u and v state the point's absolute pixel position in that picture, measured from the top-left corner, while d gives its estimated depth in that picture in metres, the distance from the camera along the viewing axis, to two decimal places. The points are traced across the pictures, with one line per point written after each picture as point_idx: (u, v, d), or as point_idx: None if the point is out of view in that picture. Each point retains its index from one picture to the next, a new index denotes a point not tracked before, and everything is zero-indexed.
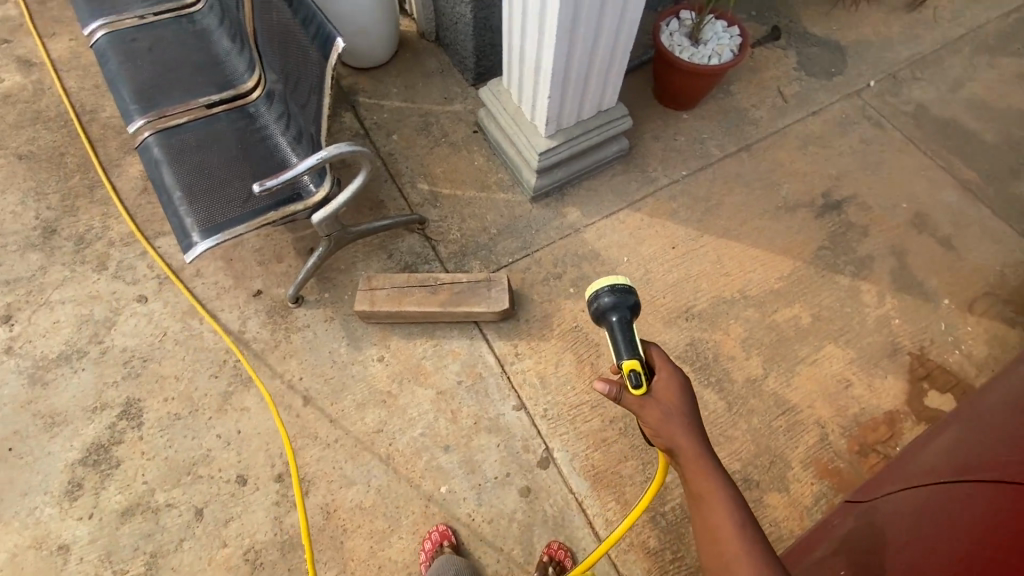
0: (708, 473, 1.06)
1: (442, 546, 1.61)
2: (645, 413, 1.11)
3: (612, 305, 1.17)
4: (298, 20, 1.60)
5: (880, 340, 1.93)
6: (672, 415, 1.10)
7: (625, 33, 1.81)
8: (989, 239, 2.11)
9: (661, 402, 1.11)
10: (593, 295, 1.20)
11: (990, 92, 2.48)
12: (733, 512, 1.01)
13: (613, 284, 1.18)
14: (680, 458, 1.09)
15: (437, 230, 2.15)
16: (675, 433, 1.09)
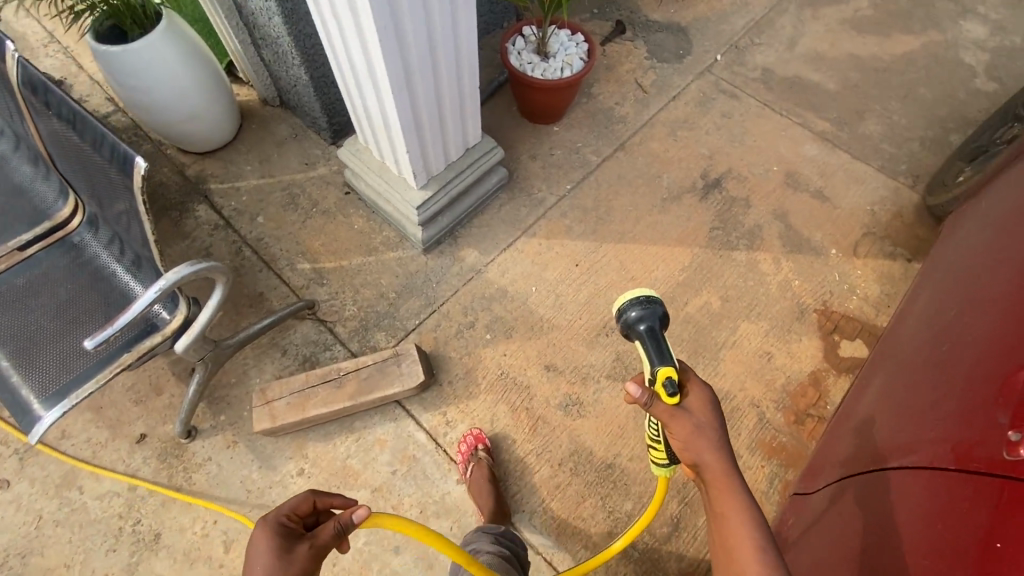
0: (733, 485, 1.03)
1: (478, 448, 1.69)
2: (674, 425, 1.07)
3: (642, 315, 1.11)
4: (88, 139, 1.34)
5: (788, 304, 2.00)
6: (703, 429, 1.06)
7: (466, 67, 1.71)
8: (853, 182, 2.28)
9: (693, 415, 1.07)
10: (623, 307, 1.14)
11: (823, 50, 2.67)
12: (754, 521, 0.99)
13: (643, 295, 1.13)
14: (705, 473, 1.05)
15: (330, 310, 1.96)
16: (700, 447, 1.06)
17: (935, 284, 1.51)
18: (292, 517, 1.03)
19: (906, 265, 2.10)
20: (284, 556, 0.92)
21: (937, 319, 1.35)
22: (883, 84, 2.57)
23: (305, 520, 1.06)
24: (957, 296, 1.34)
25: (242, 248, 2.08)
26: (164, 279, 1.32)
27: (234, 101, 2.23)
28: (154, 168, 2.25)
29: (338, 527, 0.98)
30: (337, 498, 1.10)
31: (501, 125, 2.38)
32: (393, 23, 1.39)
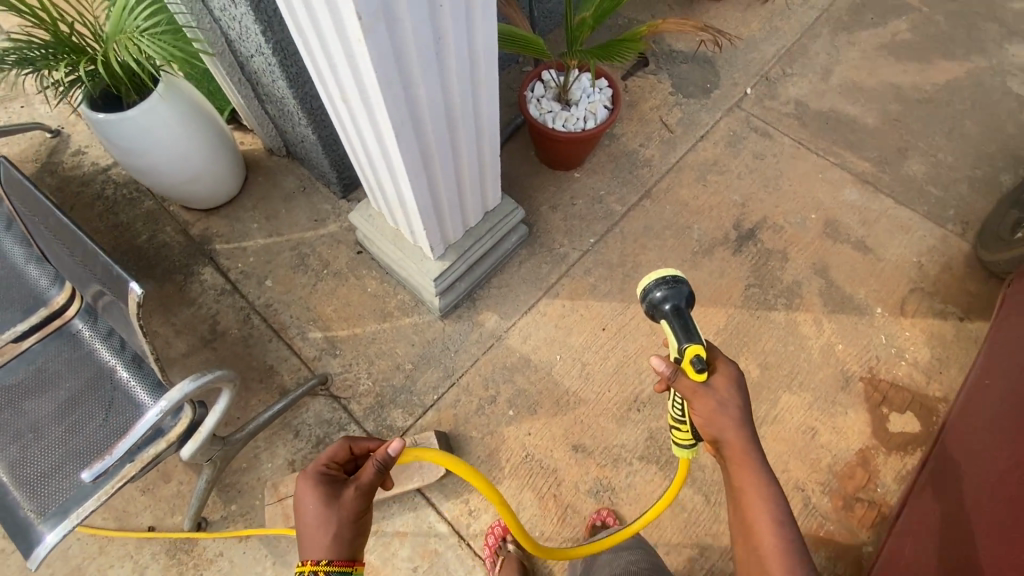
0: (752, 457, 1.10)
1: (505, 542, 1.60)
2: (697, 401, 1.13)
3: (668, 294, 1.18)
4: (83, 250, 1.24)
5: (831, 372, 1.88)
6: (725, 402, 1.12)
7: (489, 141, 1.55)
8: (898, 231, 2.13)
9: (718, 391, 1.13)
10: (650, 288, 1.21)
11: (860, 80, 2.50)
12: (768, 488, 1.07)
13: (671, 276, 1.19)
14: (726, 447, 1.12)
15: (343, 384, 1.86)
16: (721, 421, 1.12)
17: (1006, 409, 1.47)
18: (334, 467, 1.26)
19: (958, 325, 1.96)
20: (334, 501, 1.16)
21: (995, 457, 1.40)
22: (926, 117, 2.39)
23: (346, 465, 1.29)
24: (1015, 434, 1.38)
25: (250, 315, 1.98)
26: (162, 401, 1.21)
27: (238, 153, 2.11)
28: (158, 227, 2.15)
29: (376, 468, 1.18)
30: (368, 444, 1.31)
31: (520, 172, 2.24)
32: (411, 113, 1.23)
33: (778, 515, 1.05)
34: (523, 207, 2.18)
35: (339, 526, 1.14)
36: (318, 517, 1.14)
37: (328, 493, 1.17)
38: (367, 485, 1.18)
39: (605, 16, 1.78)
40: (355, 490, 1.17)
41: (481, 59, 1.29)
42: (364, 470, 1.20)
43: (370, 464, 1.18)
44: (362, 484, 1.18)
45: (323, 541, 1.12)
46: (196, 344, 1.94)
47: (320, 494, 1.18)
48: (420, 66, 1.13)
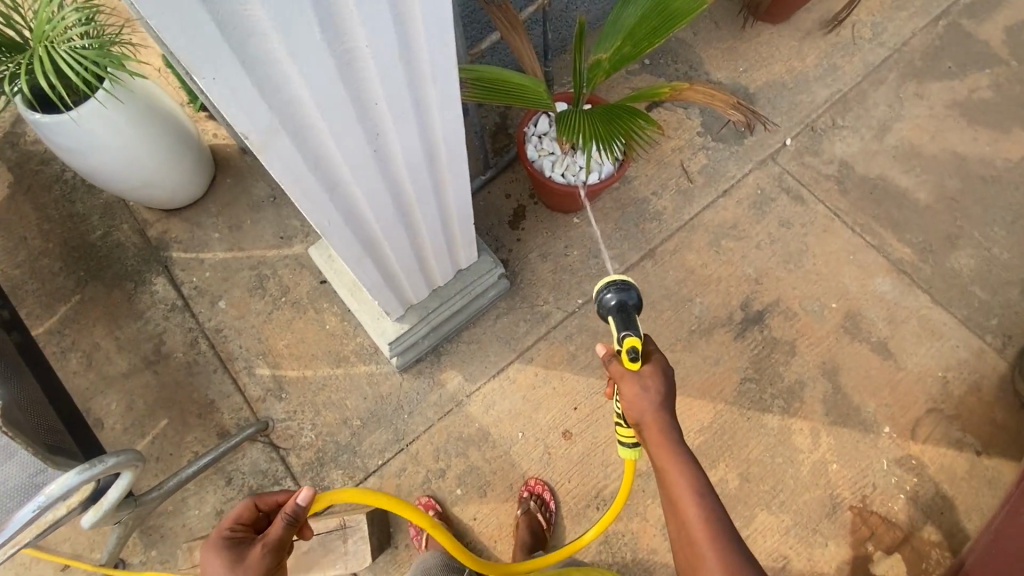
0: (674, 442, 0.93)
1: None
2: (623, 385, 0.98)
3: (620, 296, 1.04)
4: None
5: (818, 495, 1.71)
6: (651, 386, 0.97)
7: (461, 219, 1.31)
8: (926, 337, 1.88)
9: (642, 372, 0.98)
10: (598, 286, 1.08)
11: (921, 143, 2.14)
12: (692, 475, 0.91)
13: (618, 278, 1.06)
14: (646, 432, 0.96)
15: (285, 434, 1.74)
16: (640, 404, 0.97)
17: None
18: (239, 528, 1.00)
19: (972, 458, 1.74)
20: (239, 565, 0.91)
21: None
22: (987, 200, 2.06)
23: (255, 526, 1.04)
24: None
25: (198, 339, 1.84)
26: (39, 496, 1.12)
27: (203, 151, 1.90)
28: (114, 224, 1.98)
29: (286, 520, 0.93)
30: (278, 495, 1.07)
31: (512, 210, 2.01)
32: (346, 210, 0.99)
33: (713, 508, 0.89)
34: (510, 252, 1.96)
35: None
36: None
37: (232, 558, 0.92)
38: (277, 540, 0.93)
39: (624, 63, 1.48)
40: (263, 549, 0.92)
41: (444, 148, 1.00)
42: (273, 522, 0.95)
43: (278, 515, 0.93)
44: (270, 541, 0.93)
45: None
46: (138, 365, 1.81)
47: (223, 558, 0.93)
48: (350, 169, 0.88)
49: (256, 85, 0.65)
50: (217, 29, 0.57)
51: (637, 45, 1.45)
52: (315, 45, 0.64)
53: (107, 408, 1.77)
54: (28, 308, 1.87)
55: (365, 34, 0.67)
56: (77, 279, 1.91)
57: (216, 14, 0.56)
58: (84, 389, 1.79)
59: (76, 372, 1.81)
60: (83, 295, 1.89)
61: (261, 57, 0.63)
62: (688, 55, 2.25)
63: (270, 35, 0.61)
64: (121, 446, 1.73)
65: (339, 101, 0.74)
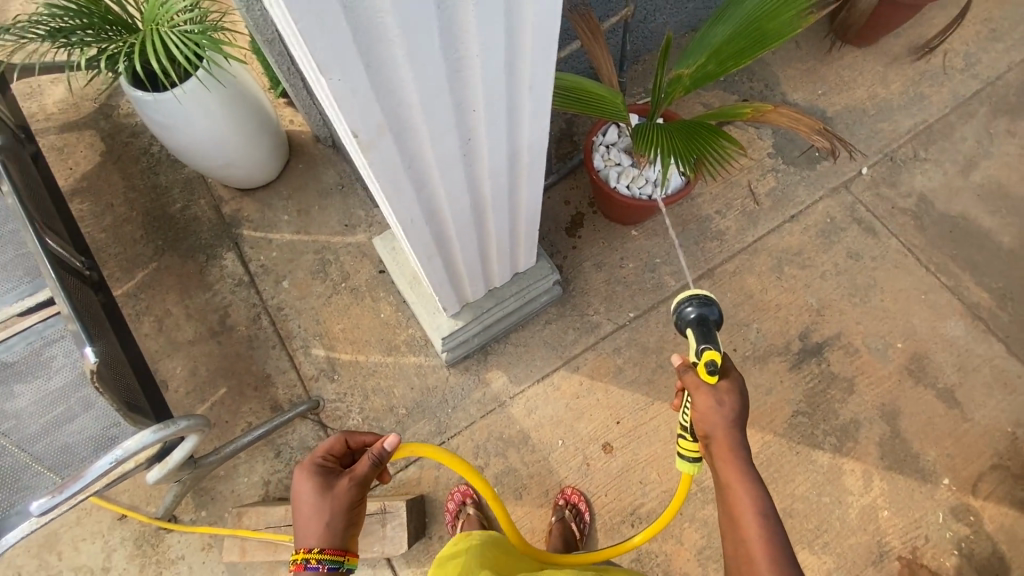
0: (743, 461, 0.91)
1: None
2: (697, 396, 0.95)
3: (701, 310, 1.06)
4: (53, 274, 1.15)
5: (865, 540, 1.64)
6: (727, 402, 0.94)
7: (529, 223, 1.32)
8: (999, 388, 1.78)
9: (719, 386, 0.95)
10: (679, 299, 1.10)
11: (1010, 183, 2.02)
12: (760, 501, 0.88)
13: (700, 293, 1.08)
14: (714, 446, 0.93)
15: (333, 414, 1.80)
16: (713, 418, 0.94)
17: None
18: (330, 459, 1.00)
19: None
20: (327, 495, 0.93)
21: None
22: None
23: (343, 461, 1.04)
24: None
25: (260, 315, 1.93)
26: (118, 450, 1.19)
27: (280, 136, 1.98)
28: (193, 198, 2.09)
29: (372, 460, 0.95)
30: (368, 436, 1.06)
31: (571, 217, 2.01)
32: (426, 209, 1.02)
33: (779, 538, 0.85)
34: (566, 259, 1.96)
35: (333, 518, 0.92)
36: (312, 509, 0.92)
37: (321, 486, 0.94)
38: (362, 478, 0.95)
39: (706, 81, 1.46)
40: (349, 482, 0.94)
41: (526, 156, 1.01)
42: (361, 460, 0.97)
43: (366, 455, 0.96)
44: (356, 477, 0.95)
45: (316, 532, 0.91)
46: (204, 334, 1.91)
47: (313, 484, 0.95)
48: (439, 171, 0.90)
49: (372, 88, 0.68)
50: (349, 35, 0.59)
51: (722, 64, 1.43)
52: (432, 52, 0.66)
53: (173, 372, 1.87)
54: (110, 270, 2.00)
55: (478, 44, 0.69)
56: (156, 247, 2.03)
57: (352, 19, 0.58)
58: (154, 351, 1.90)
59: (147, 335, 1.92)
60: (160, 263, 2.01)
61: (382, 62, 0.65)
62: (765, 74, 2.20)
63: (394, 42, 0.63)
64: (182, 409, 1.83)
65: (442, 106, 0.76)
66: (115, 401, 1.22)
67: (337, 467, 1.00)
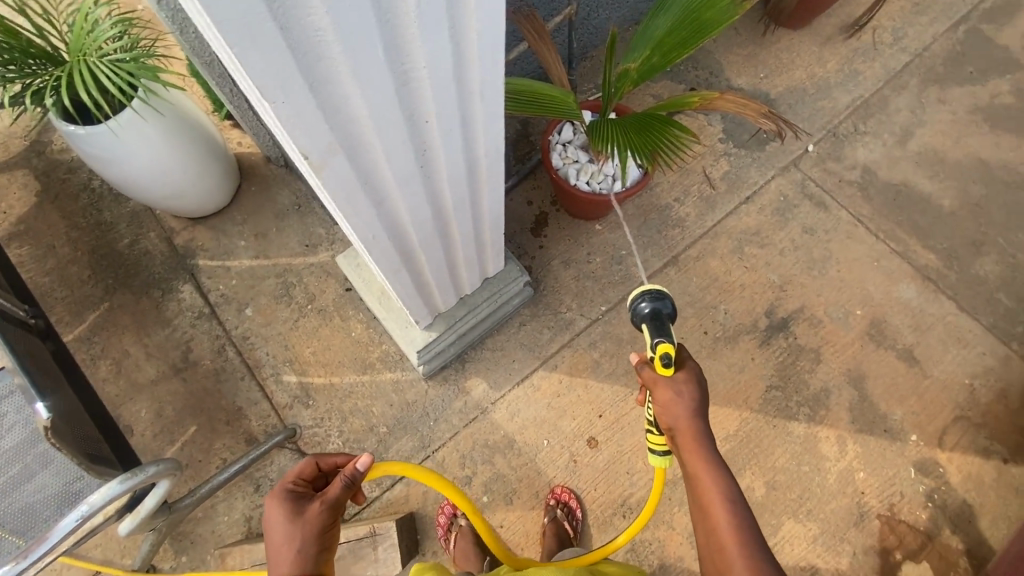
0: (708, 450, 0.91)
1: None
2: (657, 391, 0.96)
3: (654, 305, 1.02)
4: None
5: (845, 503, 1.70)
6: (685, 392, 0.94)
7: (493, 229, 1.31)
8: (953, 344, 1.87)
9: (676, 377, 0.96)
10: (632, 294, 1.06)
11: (943, 148, 2.13)
12: (725, 485, 0.89)
13: (652, 286, 1.04)
14: (679, 437, 0.94)
15: (312, 440, 1.76)
16: (675, 410, 0.94)
17: None
18: (301, 483, 0.97)
19: (1001, 467, 1.73)
20: (297, 520, 0.89)
21: None
22: (1013, 205, 2.04)
23: (315, 484, 1.01)
24: None
25: (225, 347, 1.86)
26: (81, 505, 1.13)
27: (229, 160, 1.92)
28: (141, 232, 2.00)
29: (345, 482, 0.91)
30: (339, 456, 1.03)
31: (535, 217, 2.01)
32: (388, 223, 1.00)
33: (747, 522, 0.87)
34: (534, 260, 1.97)
35: (305, 543, 0.89)
36: (282, 535, 0.89)
37: (292, 512, 0.90)
38: (335, 500, 0.91)
39: (652, 73, 1.49)
40: (321, 506, 0.90)
41: (484, 161, 1.00)
42: (334, 481, 0.93)
43: (339, 477, 0.91)
44: (329, 500, 0.91)
45: (287, 559, 0.88)
46: (167, 372, 1.83)
47: (283, 510, 0.92)
48: (396, 184, 0.89)
49: (318, 107, 0.66)
50: (288, 54, 0.58)
51: (666, 56, 1.46)
52: (377, 66, 0.65)
53: (137, 415, 1.79)
54: (58, 315, 1.89)
55: (424, 53, 0.67)
56: (106, 286, 1.94)
57: (290, 41, 0.56)
58: (115, 396, 1.81)
59: (106, 379, 1.83)
60: (112, 303, 1.92)
61: (327, 80, 0.63)
62: (709, 62, 2.25)
63: (337, 59, 0.61)
64: (151, 453, 1.75)
65: (393, 119, 0.74)
66: (73, 455, 1.16)
67: (309, 492, 0.97)
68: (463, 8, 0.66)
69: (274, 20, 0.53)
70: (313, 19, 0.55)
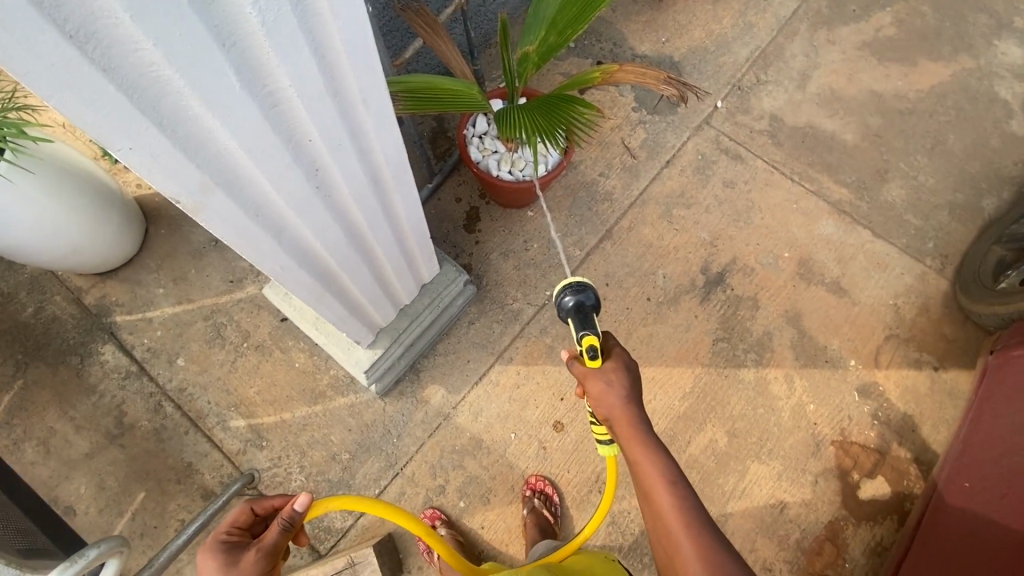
0: (644, 434, 0.95)
1: None
2: (588, 384, 0.98)
3: (577, 298, 1.02)
4: None
5: (802, 436, 1.79)
6: (615, 380, 0.97)
7: (418, 237, 1.29)
8: (874, 269, 1.98)
9: (605, 367, 0.98)
10: (556, 289, 1.05)
11: (839, 87, 2.23)
12: (662, 462, 0.93)
13: (574, 279, 1.04)
14: (616, 426, 0.97)
15: (273, 482, 1.69)
16: (608, 400, 0.97)
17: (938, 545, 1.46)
18: (235, 532, 0.93)
19: (933, 375, 1.85)
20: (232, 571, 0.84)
21: None
22: (908, 131, 2.17)
23: (253, 531, 0.97)
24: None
25: (162, 403, 1.75)
26: None
27: (129, 205, 1.79)
28: (45, 298, 1.85)
29: (283, 526, 0.87)
30: (275, 498, 0.99)
31: (466, 214, 1.98)
32: (296, 250, 0.97)
33: (688, 500, 0.91)
34: (471, 257, 1.94)
35: None
36: None
37: (225, 563, 0.85)
38: (272, 547, 0.87)
39: (551, 53, 1.48)
40: (257, 554, 0.86)
41: (389, 173, 0.97)
42: (270, 526, 0.89)
43: (275, 521, 0.87)
44: (265, 547, 0.87)
45: None
46: (101, 442, 1.71)
47: (218, 562, 0.87)
48: (294, 210, 0.86)
49: (174, 142, 0.63)
50: (122, 95, 0.55)
51: (562, 33, 1.45)
52: (234, 95, 0.62)
53: (77, 493, 1.66)
54: None
55: (286, 75, 0.64)
56: (15, 363, 1.78)
57: (120, 80, 0.53)
58: (47, 478, 1.67)
59: (34, 462, 1.69)
60: (26, 379, 1.76)
61: (179, 116, 0.61)
62: (611, 33, 2.27)
63: (184, 94, 0.58)
64: (99, 530, 1.63)
65: (269, 146, 0.71)
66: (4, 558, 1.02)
67: (244, 540, 0.92)
68: (321, 24, 0.63)
69: (92, 63, 0.50)
70: (141, 56, 0.52)
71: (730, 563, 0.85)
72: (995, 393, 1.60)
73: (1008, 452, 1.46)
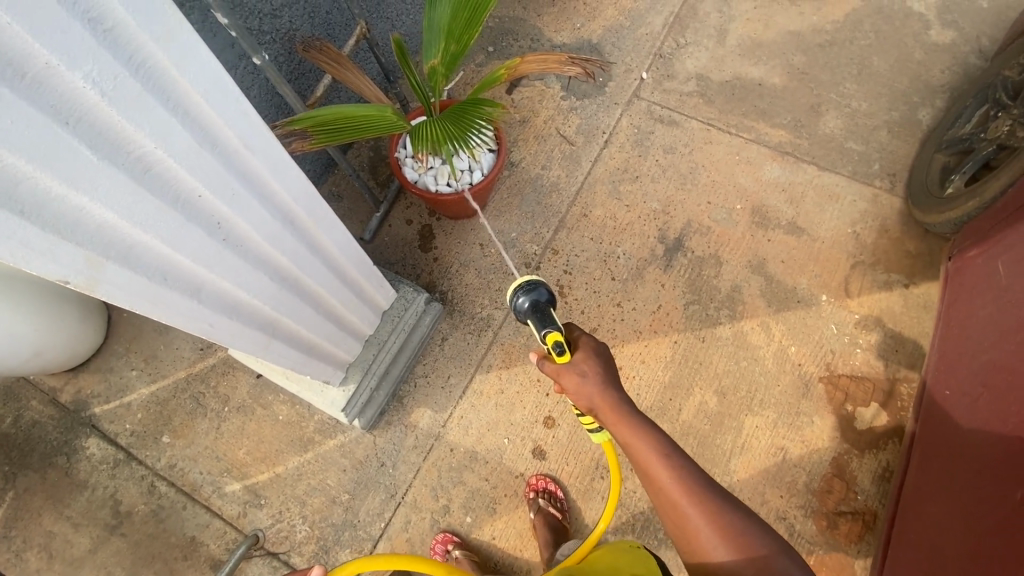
0: (628, 416, 0.99)
1: None
2: (564, 380, 1.01)
3: (530, 297, 1.06)
4: None
5: (790, 379, 1.79)
6: (588, 370, 1.00)
7: (356, 265, 1.29)
8: (827, 202, 2.00)
9: (576, 360, 1.01)
10: (510, 294, 1.09)
11: (757, 34, 2.25)
12: (655, 442, 0.97)
13: (524, 280, 1.08)
14: (601, 413, 1.01)
15: (278, 538, 1.69)
16: (586, 390, 1.00)
17: (936, 456, 1.46)
18: None
19: (905, 292, 1.86)
20: None
21: (945, 500, 1.37)
22: (832, 62, 2.19)
23: None
24: (963, 479, 1.34)
25: (155, 484, 1.74)
26: None
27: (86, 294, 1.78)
28: (22, 404, 1.84)
29: None
30: None
31: (419, 234, 1.99)
32: (221, 305, 0.97)
33: (688, 470, 0.97)
34: (432, 274, 1.94)
35: None
36: None
37: None
38: None
39: (456, 61, 1.50)
40: None
41: (301, 209, 0.97)
42: None
43: None
44: None
45: None
46: (103, 535, 1.70)
47: None
48: (202, 265, 0.86)
49: (44, 226, 0.64)
50: None
51: (461, 41, 1.46)
52: (93, 165, 0.62)
53: None
54: None
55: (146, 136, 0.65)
56: (3, 476, 1.76)
57: None
58: None
59: (40, 569, 1.67)
60: (16, 490, 1.75)
61: (40, 199, 0.61)
62: (526, 30, 2.29)
63: (38, 177, 0.59)
64: None
65: (152, 209, 0.72)
66: None
67: None
68: (169, 81, 0.64)
69: None
70: None
71: (755, 536, 0.92)
72: (960, 296, 1.62)
73: (977, 351, 1.47)
